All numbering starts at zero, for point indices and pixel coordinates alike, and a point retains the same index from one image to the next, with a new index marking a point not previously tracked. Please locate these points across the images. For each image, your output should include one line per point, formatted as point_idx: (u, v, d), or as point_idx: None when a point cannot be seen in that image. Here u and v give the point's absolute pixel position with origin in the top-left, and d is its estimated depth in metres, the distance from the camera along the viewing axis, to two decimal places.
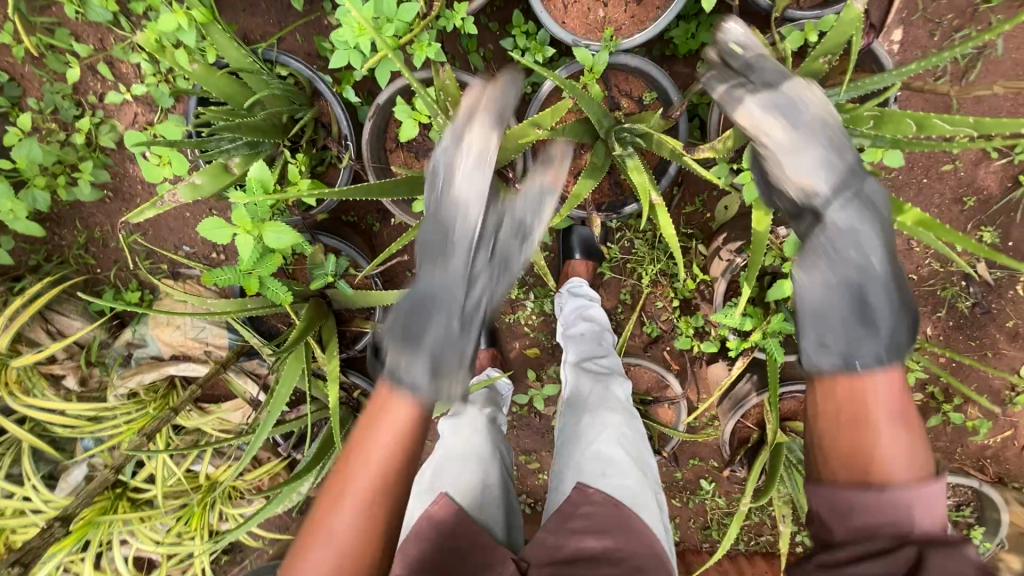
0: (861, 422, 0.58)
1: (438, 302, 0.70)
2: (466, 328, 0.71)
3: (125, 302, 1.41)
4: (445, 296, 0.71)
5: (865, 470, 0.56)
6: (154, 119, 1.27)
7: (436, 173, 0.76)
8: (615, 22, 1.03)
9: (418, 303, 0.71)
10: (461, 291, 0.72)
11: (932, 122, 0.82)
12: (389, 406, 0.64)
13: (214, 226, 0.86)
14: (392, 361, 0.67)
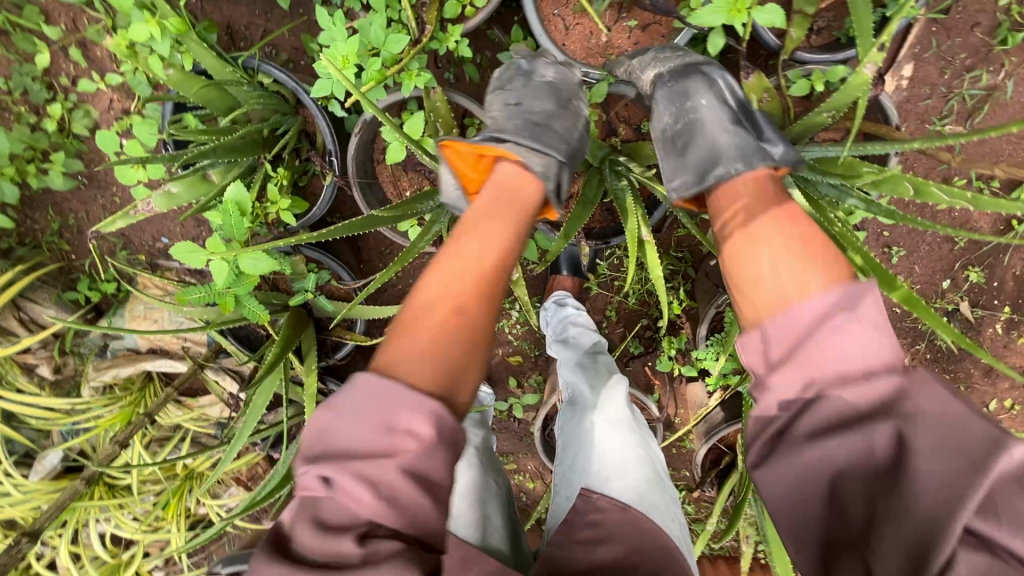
0: (748, 245, 0.65)
1: (556, 145, 0.82)
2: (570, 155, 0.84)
3: (100, 292, 1.38)
4: (558, 148, 0.82)
5: (759, 277, 0.62)
6: (131, 108, 1.21)
7: (517, 96, 0.87)
8: (617, 48, 0.98)
9: (529, 114, 0.85)
10: (564, 107, 0.88)
11: (930, 189, 0.80)
12: (518, 178, 0.76)
13: (187, 250, 0.84)
14: (516, 147, 0.79)
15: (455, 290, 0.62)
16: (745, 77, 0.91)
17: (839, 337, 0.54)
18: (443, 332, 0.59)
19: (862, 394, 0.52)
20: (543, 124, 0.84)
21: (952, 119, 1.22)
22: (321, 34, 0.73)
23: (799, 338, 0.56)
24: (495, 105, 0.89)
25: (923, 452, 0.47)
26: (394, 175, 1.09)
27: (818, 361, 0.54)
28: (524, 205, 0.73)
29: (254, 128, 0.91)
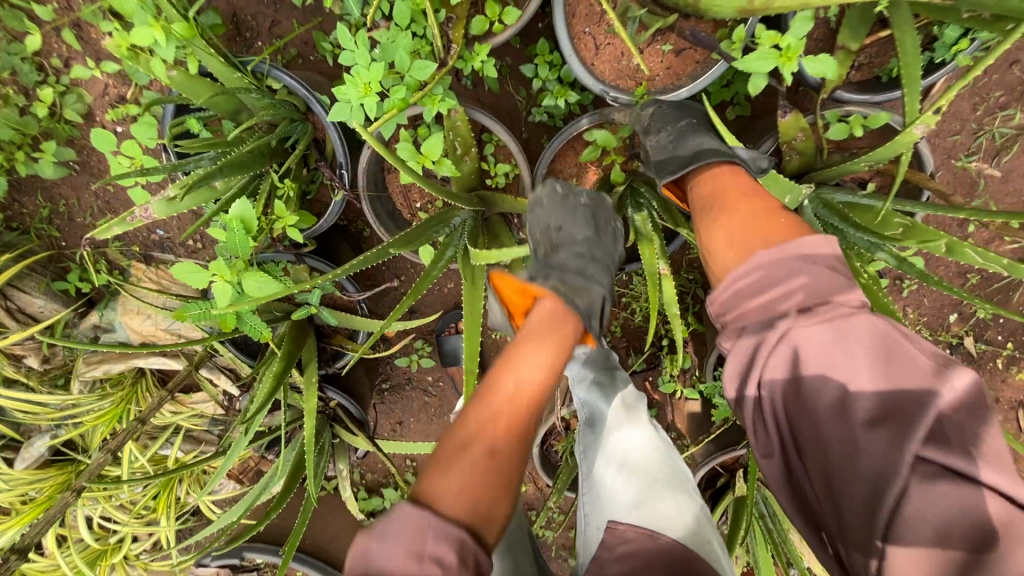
0: (732, 202, 0.75)
1: (597, 281, 0.87)
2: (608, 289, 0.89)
3: (91, 283, 1.32)
4: (598, 284, 0.87)
5: (738, 224, 0.71)
6: (128, 96, 1.15)
7: (558, 220, 0.90)
8: (649, 72, 0.93)
9: (572, 250, 0.88)
10: (604, 235, 0.92)
11: (964, 249, 0.79)
12: (560, 312, 0.78)
13: (188, 271, 0.80)
14: (562, 286, 0.83)
15: (503, 420, 0.62)
16: (780, 114, 0.87)
17: (808, 274, 0.61)
18: (489, 456, 0.58)
19: (818, 341, 0.56)
20: (585, 256, 0.89)
21: (978, 157, 1.19)
22: (343, 54, 0.69)
23: (763, 282, 0.63)
24: (536, 228, 0.91)
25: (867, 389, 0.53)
26: (404, 186, 1.05)
27: (784, 291, 0.61)
28: (563, 336, 0.75)
29: (263, 140, 0.86)
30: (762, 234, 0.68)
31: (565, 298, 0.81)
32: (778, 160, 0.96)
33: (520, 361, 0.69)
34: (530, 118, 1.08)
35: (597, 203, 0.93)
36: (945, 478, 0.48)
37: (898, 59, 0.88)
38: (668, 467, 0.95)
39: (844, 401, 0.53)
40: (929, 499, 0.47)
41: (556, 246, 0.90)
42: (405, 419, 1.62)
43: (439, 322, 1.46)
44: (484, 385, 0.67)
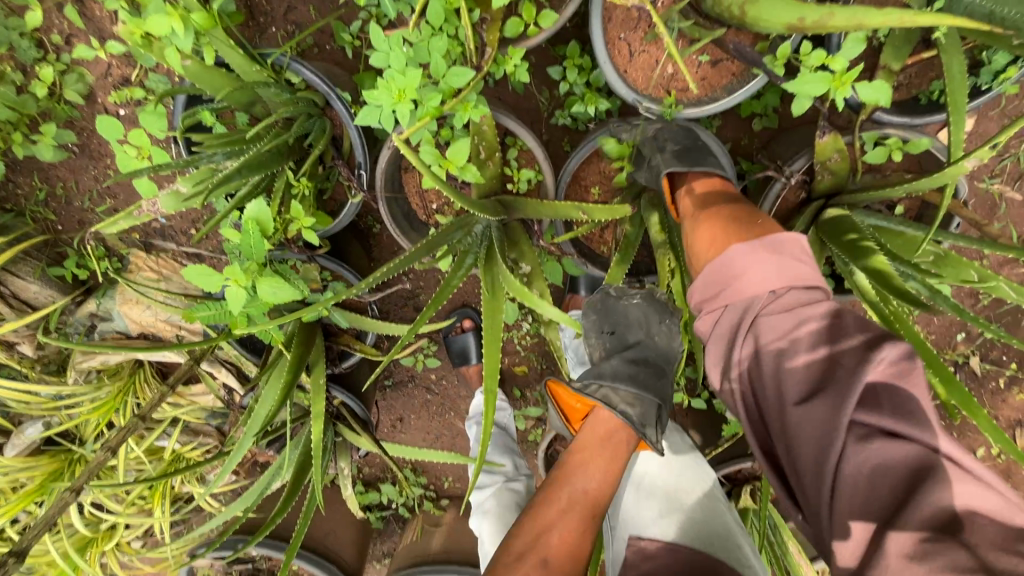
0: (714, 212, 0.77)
1: (650, 389, 0.89)
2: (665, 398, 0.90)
3: (89, 269, 1.27)
4: (653, 391, 0.89)
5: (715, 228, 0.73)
6: (134, 78, 1.10)
7: (611, 325, 0.96)
8: (683, 82, 0.90)
9: (625, 358, 0.92)
10: (657, 339, 0.94)
11: (997, 282, 0.78)
12: (610, 425, 0.87)
13: (201, 273, 0.77)
14: (613, 393, 0.87)
15: (553, 537, 0.75)
16: (817, 134, 0.85)
17: (765, 274, 0.63)
18: (543, 571, 0.70)
19: (767, 332, 0.60)
20: (639, 362, 0.92)
21: (1001, 179, 1.17)
22: (376, 56, 0.65)
23: (730, 274, 0.66)
24: (590, 331, 0.98)
25: (803, 366, 0.56)
26: (421, 187, 1.01)
27: (748, 287, 0.64)
28: (615, 455, 0.85)
29: (281, 138, 0.83)
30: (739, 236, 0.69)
31: (614, 405, 0.86)
32: (808, 179, 0.94)
33: (577, 479, 0.82)
34: (553, 122, 1.05)
35: (652, 300, 0.95)
36: (878, 436, 0.49)
37: (940, 81, 0.86)
38: (689, 479, 1.00)
39: (783, 382, 0.57)
40: (864, 454, 0.49)
41: (611, 350, 0.95)
42: (405, 416, 1.60)
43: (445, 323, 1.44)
44: (541, 504, 0.80)
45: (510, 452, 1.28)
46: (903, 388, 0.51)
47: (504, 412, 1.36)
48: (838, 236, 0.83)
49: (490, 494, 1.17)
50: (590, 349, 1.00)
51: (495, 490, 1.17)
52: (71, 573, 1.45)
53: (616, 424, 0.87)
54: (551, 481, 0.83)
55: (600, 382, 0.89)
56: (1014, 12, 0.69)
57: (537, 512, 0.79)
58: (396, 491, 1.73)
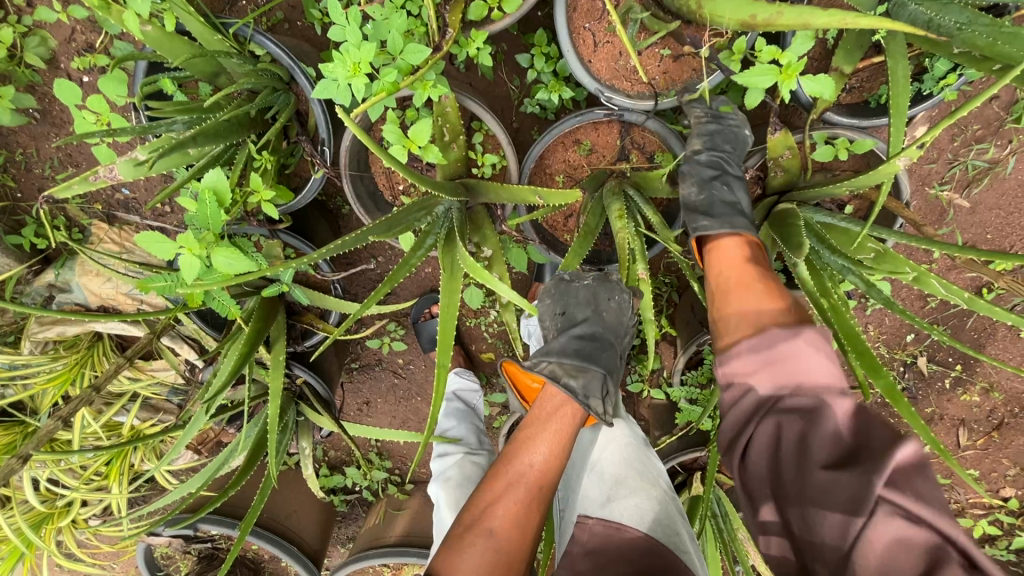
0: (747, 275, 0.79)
1: (597, 361, 0.92)
2: (612, 370, 0.93)
3: (47, 239, 1.25)
4: (598, 363, 0.92)
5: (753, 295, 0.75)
6: (99, 45, 1.09)
7: (563, 305, 0.98)
8: (646, 75, 0.91)
9: (574, 334, 0.95)
10: (605, 316, 0.96)
11: (929, 280, 0.82)
12: (557, 401, 0.89)
13: (154, 240, 0.77)
14: (558, 367, 0.91)
15: (502, 509, 0.78)
16: (769, 130, 0.88)
17: (788, 357, 0.66)
18: (488, 540, 0.75)
19: (799, 411, 0.62)
20: (586, 337, 0.95)
21: (949, 186, 1.22)
22: (334, 30, 0.65)
23: (762, 347, 0.68)
24: (545, 315, 1.00)
25: (830, 438, 0.59)
26: (386, 167, 1.02)
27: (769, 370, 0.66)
28: (561, 430, 0.86)
29: (241, 109, 0.82)
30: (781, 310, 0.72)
31: (558, 378, 0.89)
32: (761, 176, 0.97)
33: (525, 454, 0.84)
34: (519, 109, 1.06)
35: (603, 280, 0.97)
36: (901, 517, 0.52)
37: (887, 86, 0.89)
38: (641, 464, 1.02)
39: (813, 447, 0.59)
40: (885, 527, 0.52)
41: (562, 329, 0.97)
42: (371, 399, 1.62)
43: (415, 308, 1.45)
44: (490, 478, 0.83)
45: (475, 429, 1.29)
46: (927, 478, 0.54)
47: (474, 395, 1.37)
48: (778, 228, 0.88)
49: (454, 464, 1.18)
50: (546, 330, 1.02)
51: (457, 461, 1.18)
52: (23, 549, 1.43)
53: (562, 400, 0.89)
54: (502, 456, 0.85)
55: (547, 358, 0.92)
56: (951, 20, 0.72)
57: (488, 484, 0.82)
58: (361, 474, 1.73)
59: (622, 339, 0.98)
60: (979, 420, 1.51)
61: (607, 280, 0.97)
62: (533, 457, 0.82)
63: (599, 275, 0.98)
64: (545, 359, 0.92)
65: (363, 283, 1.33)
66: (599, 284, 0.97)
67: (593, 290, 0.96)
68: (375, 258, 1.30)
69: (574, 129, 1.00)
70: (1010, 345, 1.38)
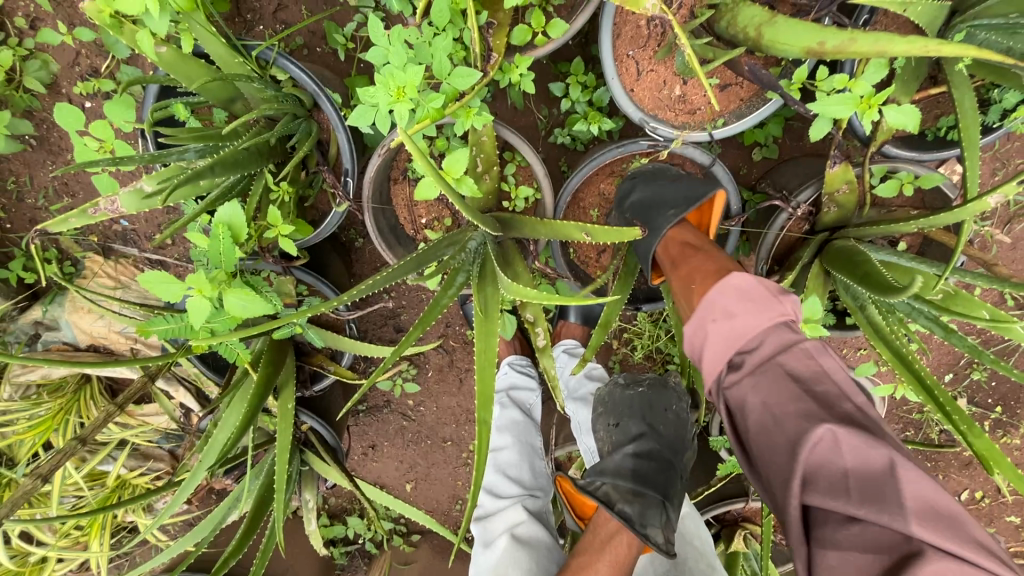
0: (688, 258, 0.74)
1: (654, 485, 0.79)
2: (672, 496, 0.80)
3: (36, 273, 1.16)
4: (655, 488, 0.79)
5: (682, 280, 0.72)
6: (105, 69, 1.04)
7: (617, 415, 0.92)
8: (692, 103, 0.86)
9: (624, 446, 0.86)
10: (662, 429, 0.88)
11: (1012, 325, 0.75)
12: (612, 528, 0.77)
13: (160, 281, 0.67)
14: (613, 490, 0.79)
15: None
16: (827, 162, 0.82)
17: (716, 339, 0.63)
18: None
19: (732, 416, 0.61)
20: (645, 456, 0.84)
21: (992, 222, 1.16)
22: (373, 51, 0.60)
23: (711, 344, 0.64)
24: (601, 425, 0.95)
25: (758, 437, 0.57)
26: (410, 200, 0.95)
27: (721, 362, 0.63)
28: (616, 562, 0.75)
29: (261, 137, 0.76)
30: (703, 281, 0.68)
31: (612, 504, 0.77)
32: (814, 212, 0.90)
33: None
34: (550, 139, 1.00)
35: (661, 387, 0.95)
36: (840, 520, 0.49)
37: (947, 117, 0.84)
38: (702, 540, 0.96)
39: (749, 459, 0.59)
40: (829, 538, 0.49)
41: (616, 445, 0.89)
42: (378, 443, 1.51)
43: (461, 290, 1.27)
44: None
45: (527, 450, 1.10)
46: (852, 454, 0.50)
47: (534, 391, 1.17)
48: (841, 266, 0.80)
49: (508, 509, 1.00)
50: (601, 445, 0.94)
51: (518, 505, 1.00)
52: None
53: (615, 527, 0.77)
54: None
55: (601, 478, 0.82)
56: None
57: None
58: (363, 524, 1.56)
59: (681, 458, 0.88)
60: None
61: (662, 382, 0.96)
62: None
63: (659, 377, 0.97)
64: (600, 479, 0.82)
65: (378, 319, 1.25)
66: (653, 386, 0.95)
67: (652, 390, 0.95)
68: (391, 292, 1.23)
69: (612, 160, 0.94)
70: None
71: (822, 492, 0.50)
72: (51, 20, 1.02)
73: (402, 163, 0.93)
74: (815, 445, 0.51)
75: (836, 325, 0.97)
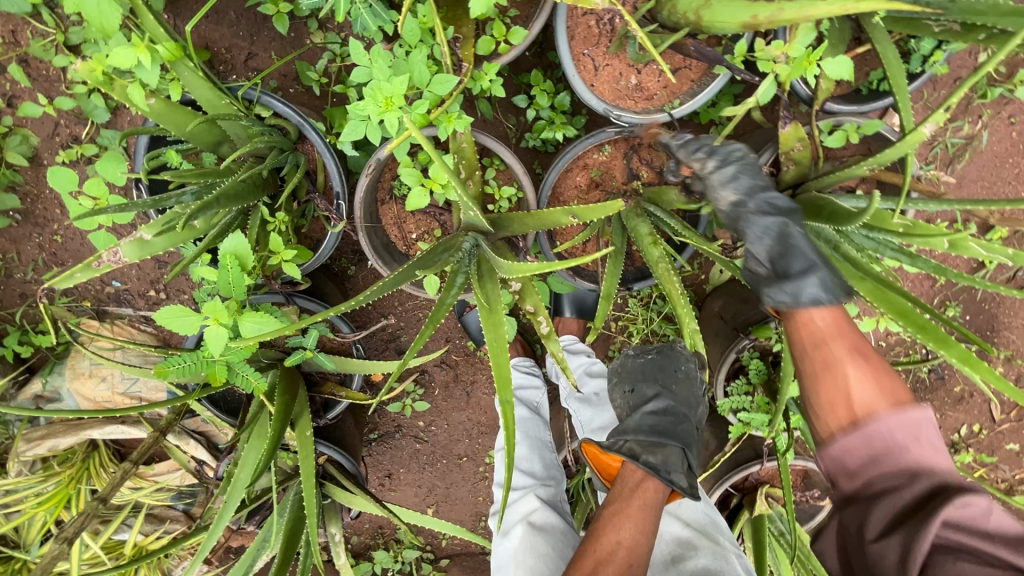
0: (848, 334, 0.77)
1: (674, 437, 0.86)
2: (691, 445, 0.87)
3: (33, 346, 1.15)
4: (676, 438, 0.86)
5: (858, 358, 0.74)
6: (85, 134, 1.07)
7: (631, 382, 0.96)
8: (647, 90, 0.94)
9: (644, 407, 0.91)
10: (675, 389, 0.92)
11: (966, 243, 0.82)
12: (638, 477, 0.83)
13: (177, 315, 0.71)
14: (635, 445, 0.85)
15: None
16: (778, 124, 0.89)
17: (892, 414, 0.67)
18: None
19: (874, 470, 0.66)
20: (662, 412, 0.89)
21: (934, 165, 1.26)
22: (356, 69, 0.65)
23: (880, 414, 0.68)
24: (614, 393, 0.99)
25: (900, 500, 0.63)
26: (399, 217, 0.99)
27: (882, 426, 0.67)
28: (647, 505, 0.80)
29: (255, 170, 0.80)
30: (874, 371, 0.72)
31: (637, 456, 0.83)
32: (775, 173, 0.97)
33: (612, 530, 0.78)
34: (522, 143, 1.07)
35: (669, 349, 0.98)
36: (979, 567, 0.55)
37: (876, 71, 0.93)
38: (703, 517, 0.98)
39: (870, 512, 0.65)
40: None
41: (633, 407, 0.93)
42: (394, 470, 1.51)
43: (456, 302, 1.31)
44: (576, 560, 0.76)
45: (537, 444, 1.13)
46: (999, 526, 0.58)
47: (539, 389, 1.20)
48: (808, 215, 0.87)
49: (521, 500, 1.02)
50: (616, 410, 0.99)
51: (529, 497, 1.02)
52: None
53: (641, 476, 0.82)
54: (589, 537, 0.79)
55: (623, 437, 0.87)
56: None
57: (576, 567, 0.76)
58: (390, 556, 1.54)
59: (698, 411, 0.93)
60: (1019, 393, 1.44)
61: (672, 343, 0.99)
62: (621, 534, 0.76)
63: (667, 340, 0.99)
64: (621, 438, 0.87)
65: (380, 342, 1.28)
66: (666, 349, 0.98)
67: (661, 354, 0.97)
68: (389, 313, 1.25)
69: (583, 153, 1.00)
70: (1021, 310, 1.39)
71: (966, 530, 0.58)
72: (28, 96, 1.06)
73: (388, 182, 0.98)
74: (968, 507, 0.58)
75: None
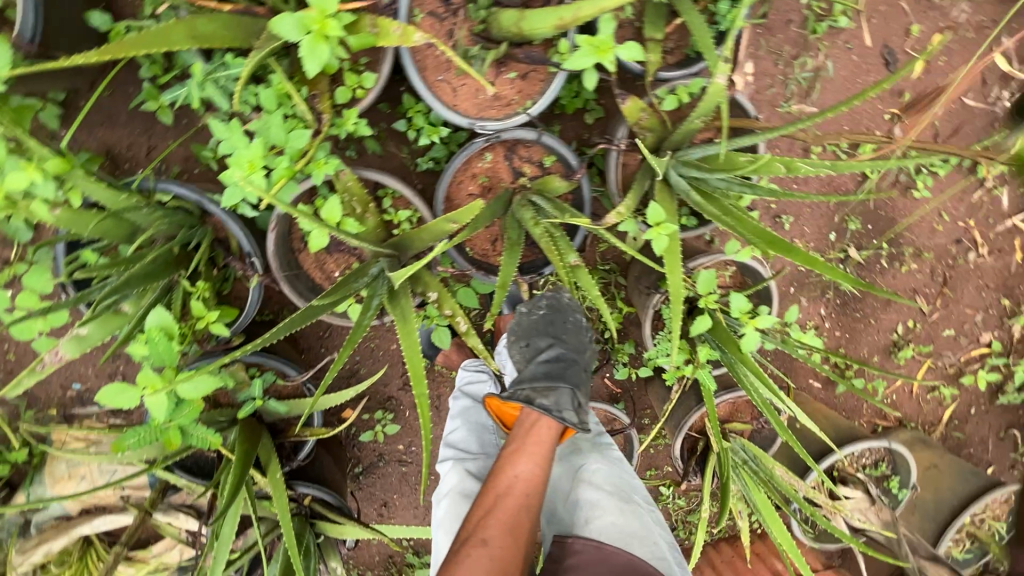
0: None
1: (564, 380, 1.03)
2: (579, 384, 1.04)
3: (9, 463, 1.21)
4: (565, 380, 1.03)
5: None
6: (14, 256, 1.14)
7: (524, 336, 1.08)
8: (505, 98, 1.05)
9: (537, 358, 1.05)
10: (565, 337, 1.07)
11: (798, 164, 0.93)
12: (535, 419, 1.01)
13: (117, 393, 0.79)
14: (531, 392, 1.01)
15: (493, 519, 0.89)
16: (620, 101, 1.01)
17: None
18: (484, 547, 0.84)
19: None
20: (553, 360, 1.05)
21: (791, 101, 1.39)
22: (221, 143, 0.78)
23: None
24: (512, 346, 1.10)
25: None
26: (318, 261, 1.07)
27: None
28: (542, 443, 0.98)
29: (163, 248, 0.89)
30: None
31: (533, 401, 1.00)
32: (635, 142, 1.08)
33: (513, 466, 0.96)
34: (416, 169, 1.18)
35: (556, 300, 1.10)
36: None
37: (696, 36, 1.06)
38: (616, 481, 1.05)
39: None
40: None
41: (528, 358, 1.07)
42: (388, 498, 1.58)
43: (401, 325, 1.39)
44: (483, 493, 0.94)
45: (478, 428, 1.21)
46: None
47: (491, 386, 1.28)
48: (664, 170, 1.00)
49: (448, 474, 1.13)
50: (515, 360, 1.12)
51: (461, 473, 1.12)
52: None
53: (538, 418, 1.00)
54: (493, 472, 0.97)
55: (521, 386, 1.02)
56: None
57: (483, 497, 0.94)
58: None
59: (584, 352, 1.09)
60: (937, 282, 1.54)
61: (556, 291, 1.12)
62: (519, 469, 0.94)
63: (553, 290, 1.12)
64: (518, 387, 1.03)
65: None
66: (552, 299, 1.10)
67: (550, 304, 1.10)
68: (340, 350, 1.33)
69: (468, 164, 1.09)
70: (915, 206, 1.48)
71: None
72: None
73: (298, 232, 1.04)
74: None
75: (698, 224, 1.16)
